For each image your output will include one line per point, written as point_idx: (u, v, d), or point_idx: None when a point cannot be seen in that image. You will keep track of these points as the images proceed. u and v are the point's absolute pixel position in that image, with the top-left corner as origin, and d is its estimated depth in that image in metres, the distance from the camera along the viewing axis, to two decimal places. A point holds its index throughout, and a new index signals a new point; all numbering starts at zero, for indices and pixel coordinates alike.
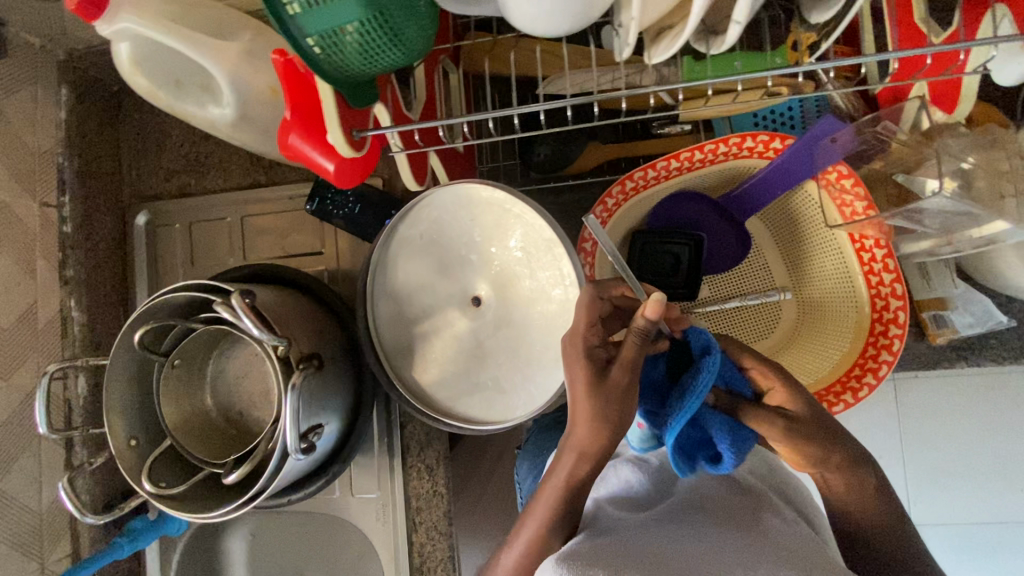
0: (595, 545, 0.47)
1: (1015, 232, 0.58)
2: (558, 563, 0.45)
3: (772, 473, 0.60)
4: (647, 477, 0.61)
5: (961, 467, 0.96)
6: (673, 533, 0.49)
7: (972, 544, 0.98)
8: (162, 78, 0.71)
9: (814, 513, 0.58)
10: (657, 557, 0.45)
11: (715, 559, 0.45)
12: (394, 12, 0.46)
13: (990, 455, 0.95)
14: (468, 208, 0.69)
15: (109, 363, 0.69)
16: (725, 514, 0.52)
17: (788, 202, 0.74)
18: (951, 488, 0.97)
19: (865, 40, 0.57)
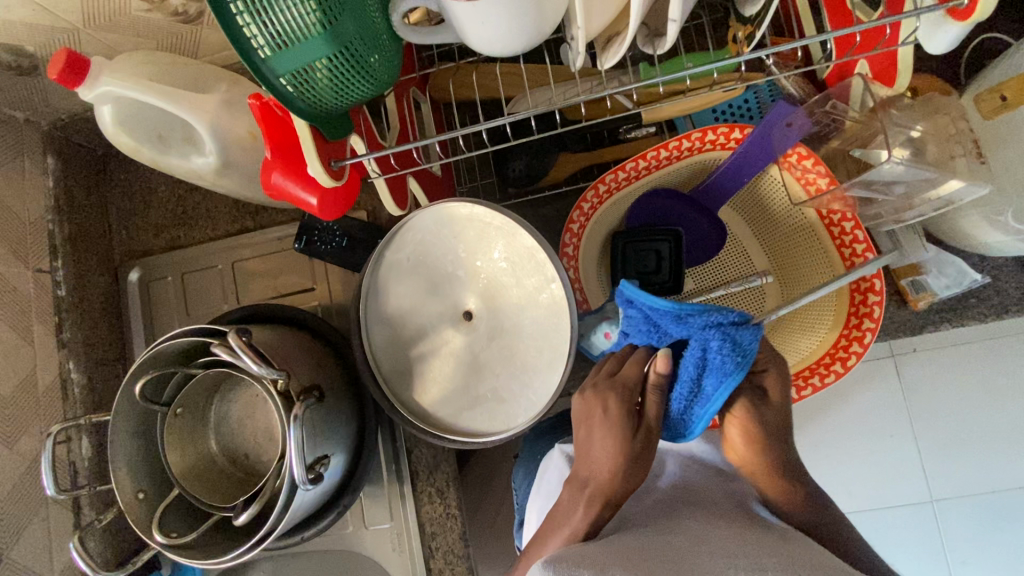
0: (588, 550, 0.47)
1: (969, 190, 0.61)
2: (545, 567, 0.45)
3: None
4: None
5: (969, 433, 0.97)
6: (671, 538, 0.50)
7: (992, 512, 0.97)
8: (145, 135, 0.74)
9: None
10: (656, 559, 0.46)
11: (714, 554, 0.46)
12: (357, 46, 0.49)
13: (995, 420, 0.96)
14: (450, 226, 0.72)
15: (110, 419, 0.70)
16: (722, 515, 0.55)
17: (755, 189, 0.77)
18: (963, 458, 0.97)
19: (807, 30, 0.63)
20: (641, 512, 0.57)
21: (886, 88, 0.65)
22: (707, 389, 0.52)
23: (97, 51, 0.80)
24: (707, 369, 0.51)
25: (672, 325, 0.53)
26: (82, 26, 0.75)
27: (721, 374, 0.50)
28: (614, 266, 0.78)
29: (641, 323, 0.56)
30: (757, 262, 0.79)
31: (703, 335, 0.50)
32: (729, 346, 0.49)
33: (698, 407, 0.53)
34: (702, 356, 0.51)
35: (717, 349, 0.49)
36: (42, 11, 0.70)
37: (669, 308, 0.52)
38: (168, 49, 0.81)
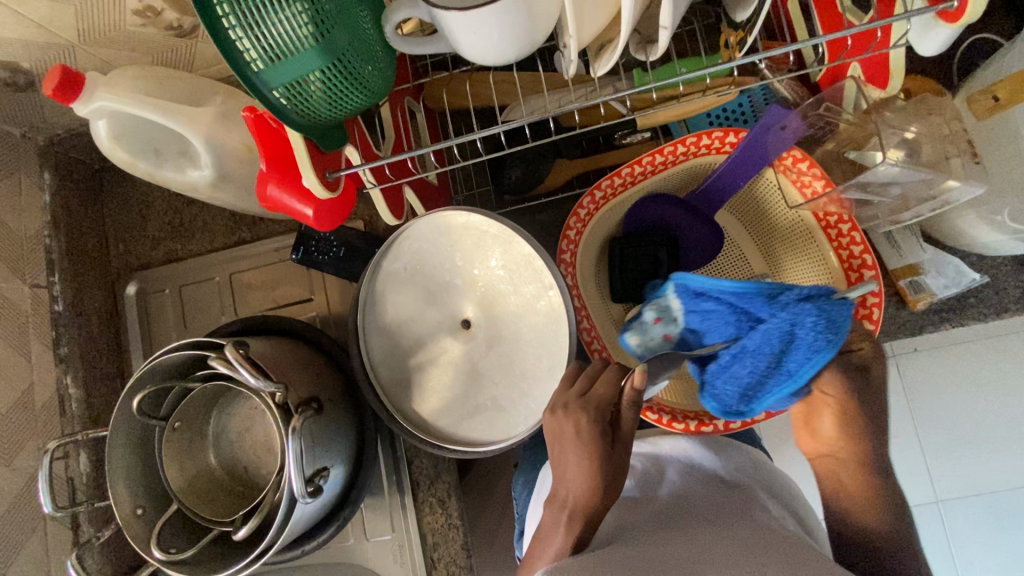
0: (591, 559, 0.47)
1: (965, 190, 0.61)
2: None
3: (758, 470, 0.67)
4: (638, 479, 0.65)
5: (973, 433, 0.96)
6: (672, 547, 0.50)
7: (998, 513, 0.97)
8: (141, 148, 0.74)
9: (803, 506, 0.66)
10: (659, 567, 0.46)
11: (717, 563, 0.46)
12: (351, 57, 0.50)
13: (999, 420, 0.96)
14: (446, 235, 0.71)
15: (108, 434, 0.69)
16: (724, 524, 0.55)
17: (752, 192, 0.77)
18: (968, 459, 0.96)
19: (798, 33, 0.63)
20: (643, 520, 0.57)
21: (879, 91, 0.65)
22: (789, 363, 0.57)
23: (93, 66, 0.81)
24: (797, 346, 0.56)
25: (762, 307, 0.58)
26: (77, 42, 0.75)
27: (811, 350, 0.56)
28: (612, 271, 0.79)
29: (724, 312, 0.61)
30: (756, 266, 0.79)
31: (800, 314, 0.55)
32: (824, 322, 0.55)
33: (780, 384, 0.58)
34: (796, 333, 0.56)
35: (814, 325, 0.55)
36: (37, 27, 0.70)
37: (759, 290, 0.58)
38: (163, 63, 0.82)
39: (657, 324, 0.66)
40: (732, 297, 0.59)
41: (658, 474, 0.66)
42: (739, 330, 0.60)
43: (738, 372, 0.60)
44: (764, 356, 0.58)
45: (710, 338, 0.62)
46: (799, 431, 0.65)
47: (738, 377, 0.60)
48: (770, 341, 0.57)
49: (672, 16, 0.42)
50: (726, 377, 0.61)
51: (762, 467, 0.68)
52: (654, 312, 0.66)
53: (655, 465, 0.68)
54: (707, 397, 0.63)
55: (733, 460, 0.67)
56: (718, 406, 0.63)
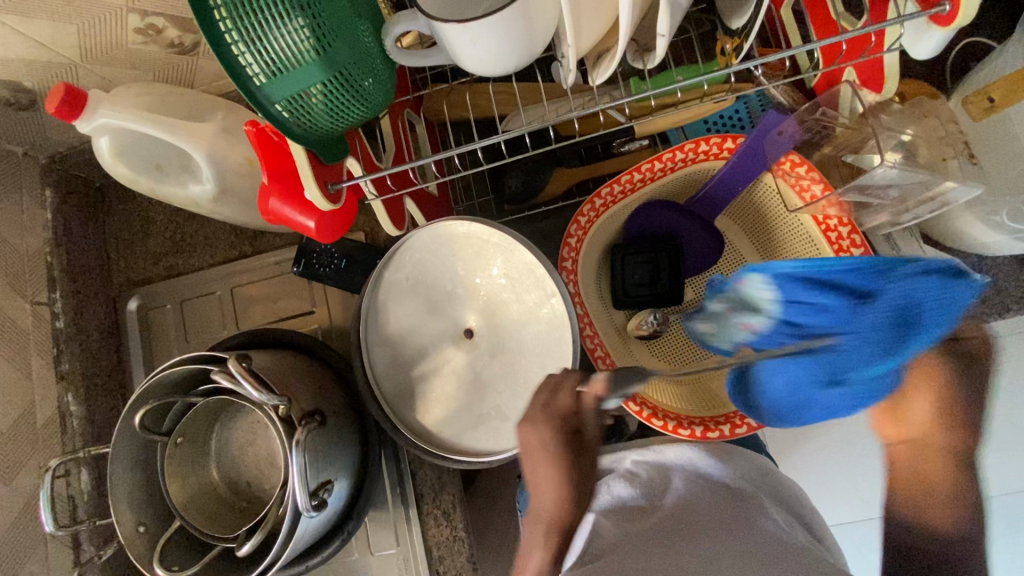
0: None
1: (963, 191, 0.61)
2: None
3: (764, 477, 0.67)
4: (642, 487, 0.66)
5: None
6: (674, 564, 0.50)
7: None
8: (143, 164, 0.74)
9: (812, 513, 0.66)
10: None
11: None
12: (352, 71, 0.50)
13: None
14: (447, 245, 0.72)
15: (110, 450, 0.69)
16: (728, 533, 0.55)
17: (752, 197, 0.77)
18: None
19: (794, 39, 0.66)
20: (647, 530, 0.57)
21: (873, 94, 0.64)
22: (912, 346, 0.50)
23: (95, 84, 0.82)
24: (925, 314, 0.49)
25: (874, 279, 0.52)
26: (81, 60, 0.76)
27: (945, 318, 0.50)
28: (614, 279, 0.80)
29: (828, 294, 0.53)
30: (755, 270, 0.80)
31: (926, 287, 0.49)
32: (947, 296, 0.50)
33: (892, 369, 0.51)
34: (920, 308, 0.50)
35: (940, 299, 0.49)
36: (40, 47, 0.72)
37: (869, 264, 0.53)
38: (165, 80, 0.83)
39: (732, 317, 0.61)
40: (835, 275, 0.54)
41: (663, 483, 0.66)
42: (853, 308, 0.52)
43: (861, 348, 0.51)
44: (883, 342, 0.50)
45: (819, 323, 0.54)
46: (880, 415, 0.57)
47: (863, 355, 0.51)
48: (891, 320, 0.50)
49: (667, 24, 0.42)
50: (847, 356, 0.52)
51: (768, 474, 0.68)
52: (729, 303, 0.61)
53: (660, 473, 0.68)
54: (837, 375, 0.52)
55: (738, 467, 0.67)
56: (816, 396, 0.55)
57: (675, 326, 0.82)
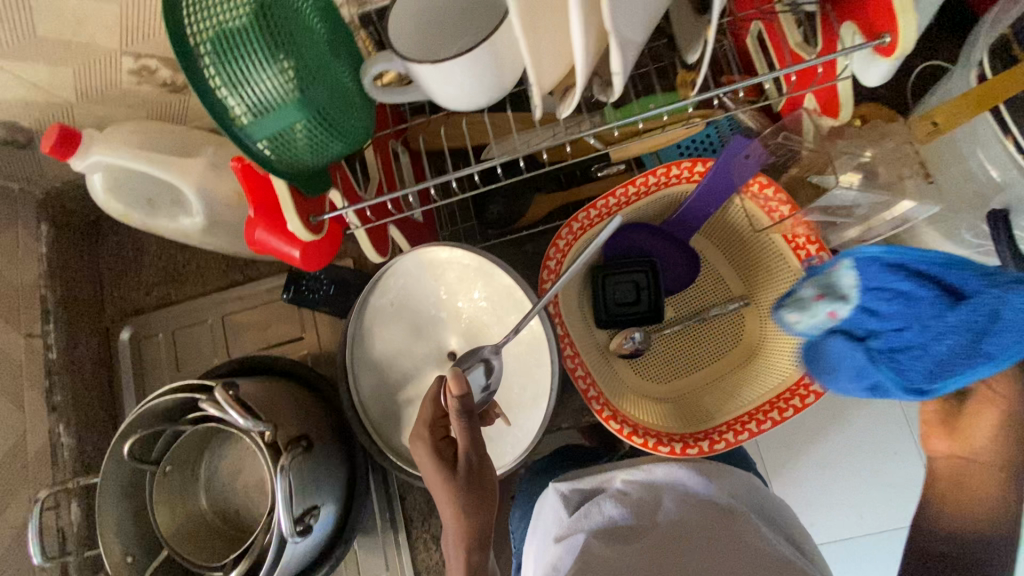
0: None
1: (918, 209, 0.63)
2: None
3: (752, 493, 0.68)
4: (631, 506, 0.64)
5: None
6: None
7: None
8: (135, 200, 0.76)
9: (796, 521, 0.68)
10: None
11: None
12: (332, 110, 0.53)
13: None
14: (430, 271, 0.74)
15: (98, 481, 0.70)
16: (723, 556, 0.55)
17: (724, 218, 0.79)
18: None
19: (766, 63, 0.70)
20: (636, 554, 0.57)
21: (834, 117, 0.64)
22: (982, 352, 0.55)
23: (90, 122, 0.85)
24: (1003, 329, 0.53)
25: (970, 280, 0.55)
26: (77, 100, 0.80)
27: (1012, 338, 0.53)
28: (596, 299, 0.82)
29: (922, 288, 0.56)
30: (732, 286, 0.83)
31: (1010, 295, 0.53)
32: None
33: (974, 367, 0.55)
34: (1001, 314, 0.53)
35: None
36: (37, 89, 0.75)
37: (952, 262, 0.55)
38: (157, 117, 0.87)
39: (820, 304, 0.62)
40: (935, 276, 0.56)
41: (654, 502, 0.65)
42: (948, 308, 0.55)
43: (933, 346, 0.56)
44: (967, 333, 0.54)
45: (895, 324, 0.57)
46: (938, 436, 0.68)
47: (932, 353, 0.56)
48: (972, 315, 0.54)
49: (618, 66, 0.43)
50: (917, 352, 0.57)
51: (754, 489, 0.69)
52: (814, 288, 0.63)
53: (652, 492, 0.67)
54: (898, 365, 0.58)
55: (727, 483, 0.67)
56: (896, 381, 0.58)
57: (657, 343, 0.85)
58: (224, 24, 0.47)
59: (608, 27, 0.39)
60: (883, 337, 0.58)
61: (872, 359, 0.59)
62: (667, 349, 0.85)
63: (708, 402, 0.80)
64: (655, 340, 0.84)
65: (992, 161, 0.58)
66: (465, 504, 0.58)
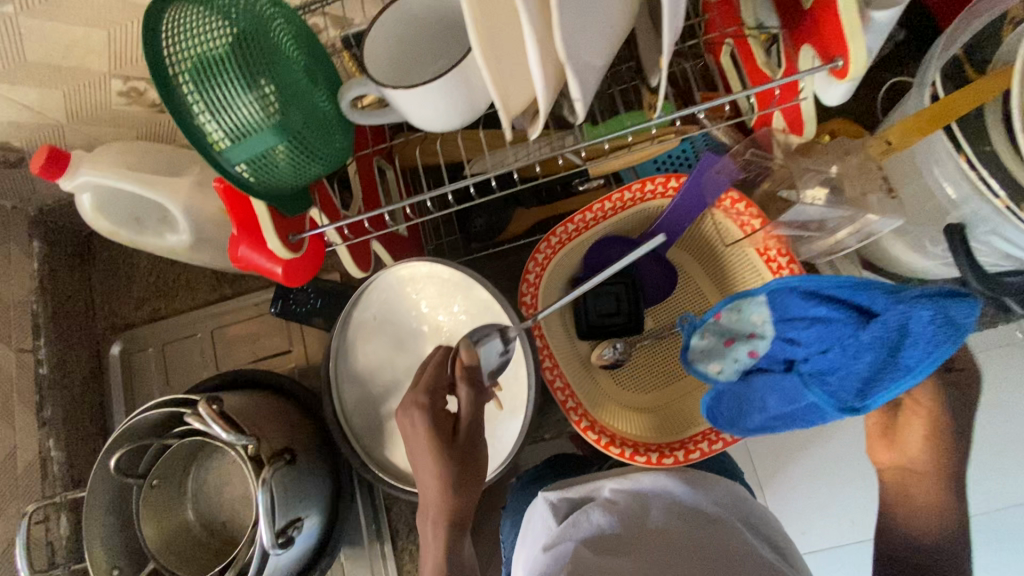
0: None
1: (883, 222, 0.65)
2: None
3: (737, 503, 0.68)
4: (619, 513, 0.64)
5: (969, 459, 0.88)
6: None
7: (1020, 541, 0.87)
8: (123, 218, 0.77)
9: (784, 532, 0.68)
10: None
11: None
12: (308, 133, 0.55)
13: (997, 437, 0.89)
14: (411, 285, 0.75)
15: (85, 495, 0.71)
16: (708, 562, 0.56)
17: (699, 231, 0.81)
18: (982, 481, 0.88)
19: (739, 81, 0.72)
20: (621, 561, 0.56)
21: (795, 135, 0.65)
22: (903, 361, 0.62)
23: (81, 142, 0.88)
24: (914, 340, 0.61)
25: (877, 300, 0.62)
26: (68, 120, 0.82)
27: (925, 343, 0.60)
28: (577, 311, 0.84)
29: (836, 314, 0.65)
30: (710, 298, 0.84)
31: (919, 309, 0.60)
32: (941, 319, 0.59)
33: (896, 377, 0.62)
34: (910, 327, 0.60)
35: (931, 320, 0.59)
36: (29, 111, 0.78)
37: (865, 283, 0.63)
38: (147, 136, 0.89)
39: (736, 347, 0.72)
40: (841, 301, 0.64)
41: (641, 510, 0.65)
42: (857, 329, 0.64)
43: (853, 367, 0.64)
44: (884, 347, 0.62)
45: (817, 349, 0.67)
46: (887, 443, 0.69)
47: (855, 372, 0.64)
48: (887, 328, 0.62)
49: (579, 90, 0.44)
50: (843, 372, 0.65)
51: (739, 498, 0.69)
52: (729, 336, 0.72)
53: (640, 500, 0.67)
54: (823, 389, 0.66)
55: (712, 493, 0.68)
56: (830, 400, 0.66)
57: (638, 355, 0.86)
58: (203, 56, 0.49)
59: (562, 53, 0.40)
60: (809, 363, 0.68)
61: (803, 383, 0.68)
62: (647, 359, 0.86)
63: (688, 412, 0.81)
64: (635, 351, 0.86)
65: (947, 179, 0.59)
66: (442, 515, 0.59)
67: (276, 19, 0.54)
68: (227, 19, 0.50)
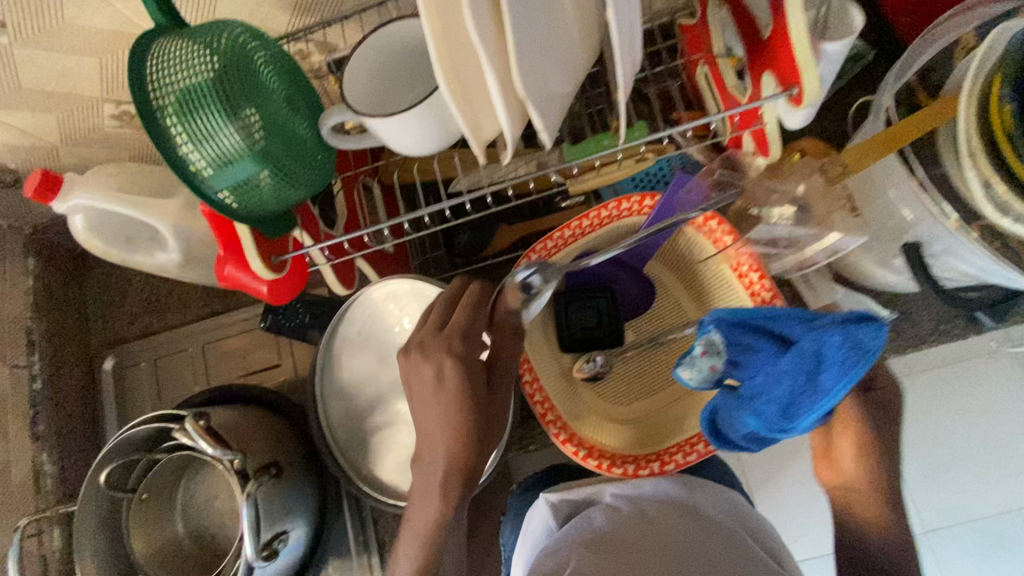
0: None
1: (845, 240, 0.68)
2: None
3: (739, 512, 0.73)
4: (617, 514, 0.70)
5: (946, 466, 0.90)
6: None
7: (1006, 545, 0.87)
8: (113, 238, 0.79)
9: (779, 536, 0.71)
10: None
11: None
12: (287, 162, 0.57)
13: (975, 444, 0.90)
14: (394, 300, 0.77)
15: (76, 509, 0.72)
16: (705, 557, 0.61)
17: (675, 246, 0.84)
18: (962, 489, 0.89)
19: (713, 101, 0.75)
20: (626, 557, 0.61)
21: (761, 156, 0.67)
22: (817, 388, 0.58)
23: (75, 163, 0.90)
24: (829, 365, 0.56)
25: (796, 327, 0.61)
26: (62, 143, 0.85)
27: (843, 374, 0.57)
28: (559, 326, 0.85)
29: (761, 341, 0.63)
30: (689, 312, 0.86)
31: (827, 333, 0.57)
32: (850, 343, 0.56)
33: (814, 402, 0.59)
34: (822, 352, 0.57)
35: (841, 344, 0.56)
36: (24, 134, 0.80)
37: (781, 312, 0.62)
38: (139, 156, 0.91)
39: (704, 359, 0.68)
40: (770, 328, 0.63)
41: (642, 510, 0.70)
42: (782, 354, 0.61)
43: (777, 392, 0.61)
44: (799, 373, 0.59)
45: (752, 370, 0.64)
46: (819, 461, 0.71)
47: (778, 396, 0.61)
48: (800, 355, 0.58)
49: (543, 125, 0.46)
50: (766, 398, 0.62)
51: (740, 508, 0.74)
52: (700, 345, 0.68)
53: (637, 504, 0.72)
54: (756, 409, 0.63)
55: (714, 501, 0.73)
56: (760, 421, 0.63)
57: (618, 367, 0.88)
58: (185, 89, 0.52)
59: (522, 91, 0.42)
60: (748, 382, 0.64)
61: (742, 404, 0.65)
62: (628, 371, 0.88)
63: (667, 423, 0.83)
64: (616, 362, 0.88)
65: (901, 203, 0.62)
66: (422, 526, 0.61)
67: (258, 52, 0.57)
68: (211, 54, 0.52)
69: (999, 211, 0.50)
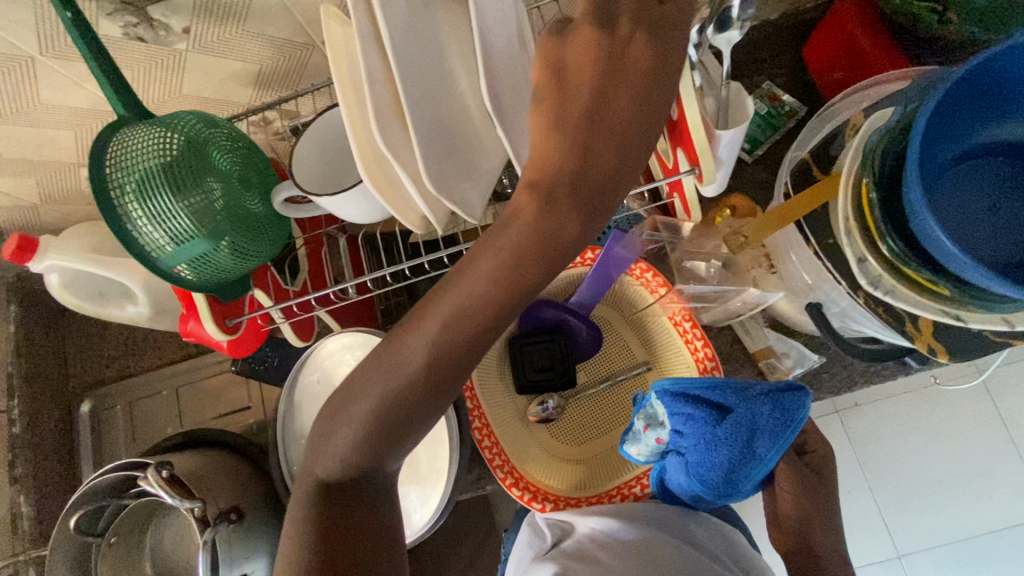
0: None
1: (766, 295, 0.72)
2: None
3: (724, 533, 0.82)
4: (614, 520, 0.79)
5: None
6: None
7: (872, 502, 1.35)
8: (87, 293, 0.83)
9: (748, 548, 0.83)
10: None
11: None
12: (238, 239, 0.63)
13: None
14: (349, 351, 0.82)
15: (47, 553, 0.77)
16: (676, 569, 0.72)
17: (621, 292, 0.90)
18: None
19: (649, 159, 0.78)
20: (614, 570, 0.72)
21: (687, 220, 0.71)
22: (756, 453, 0.72)
23: (55, 218, 0.95)
24: (761, 433, 0.70)
25: (729, 397, 0.72)
26: (41, 202, 0.90)
27: (771, 435, 0.70)
28: (516, 369, 0.89)
29: (700, 418, 0.72)
30: (637, 355, 0.91)
31: (762, 408, 0.70)
32: (778, 411, 0.69)
33: (753, 467, 0.72)
34: (757, 422, 0.70)
35: (770, 414, 0.70)
36: (4, 196, 0.85)
37: (721, 385, 0.72)
38: None
39: (648, 432, 0.77)
40: (703, 400, 0.72)
41: (632, 516, 0.80)
42: (722, 426, 0.71)
43: (717, 461, 0.72)
44: (745, 443, 0.71)
45: (688, 444, 0.74)
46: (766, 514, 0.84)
47: (719, 465, 0.73)
48: (740, 424, 0.71)
49: (439, 219, 0.55)
50: (709, 466, 0.73)
51: (726, 531, 0.83)
52: (643, 420, 0.78)
53: (628, 514, 0.81)
54: (699, 478, 0.75)
55: (707, 529, 0.81)
56: (706, 486, 0.75)
57: (572, 408, 0.91)
58: (142, 175, 0.56)
59: (433, 189, 0.48)
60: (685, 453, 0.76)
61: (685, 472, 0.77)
62: (582, 415, 0.91)
63: (614, 460, 0.89)
64: (570, 405, 0.91)
65: (804, 266, 0.69)
66: None
67: (214, 139, 0.62)
68: (171, 144, 0.58)
69: (871, 284, 0.54)
